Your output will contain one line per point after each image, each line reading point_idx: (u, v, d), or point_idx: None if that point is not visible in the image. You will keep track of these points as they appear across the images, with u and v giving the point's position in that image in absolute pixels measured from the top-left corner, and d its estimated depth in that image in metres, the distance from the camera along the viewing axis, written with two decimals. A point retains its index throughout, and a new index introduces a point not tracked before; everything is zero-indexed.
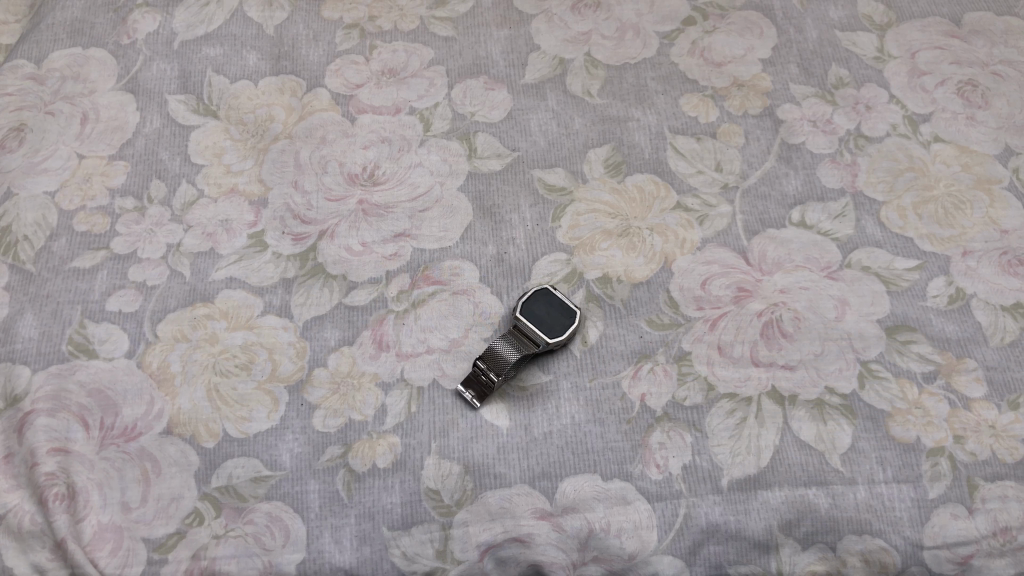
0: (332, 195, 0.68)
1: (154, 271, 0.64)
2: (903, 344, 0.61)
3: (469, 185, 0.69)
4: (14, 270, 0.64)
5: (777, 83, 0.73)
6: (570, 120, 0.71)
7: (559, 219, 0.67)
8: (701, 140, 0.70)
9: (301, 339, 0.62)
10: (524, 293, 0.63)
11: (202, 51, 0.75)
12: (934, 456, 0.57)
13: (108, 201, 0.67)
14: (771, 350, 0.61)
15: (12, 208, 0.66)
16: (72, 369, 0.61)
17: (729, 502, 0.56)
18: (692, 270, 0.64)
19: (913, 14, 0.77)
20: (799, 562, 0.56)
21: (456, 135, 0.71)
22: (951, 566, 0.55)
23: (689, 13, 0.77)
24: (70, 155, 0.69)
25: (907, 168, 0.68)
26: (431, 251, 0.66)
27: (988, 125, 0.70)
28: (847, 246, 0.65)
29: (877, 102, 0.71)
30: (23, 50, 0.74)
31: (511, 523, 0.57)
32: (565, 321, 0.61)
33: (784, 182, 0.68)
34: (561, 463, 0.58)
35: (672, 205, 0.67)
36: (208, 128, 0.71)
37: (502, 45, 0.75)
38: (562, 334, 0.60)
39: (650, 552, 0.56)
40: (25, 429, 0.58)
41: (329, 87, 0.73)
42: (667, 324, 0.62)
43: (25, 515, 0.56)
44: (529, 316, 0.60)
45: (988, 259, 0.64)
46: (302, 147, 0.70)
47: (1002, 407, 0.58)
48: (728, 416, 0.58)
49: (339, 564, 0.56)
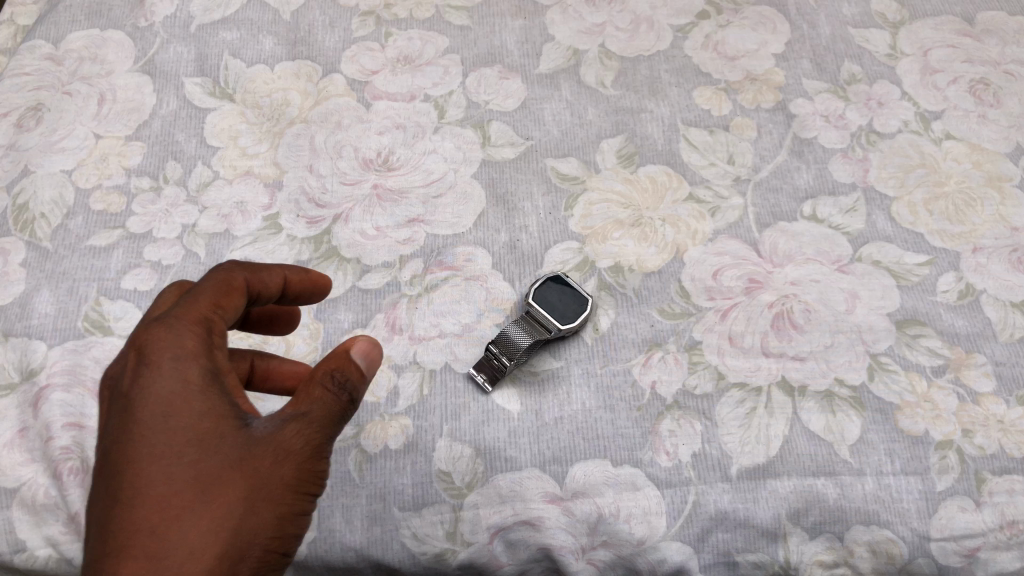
0: (347, 180, 0.68)
1: (170, 251, 0.65)
2: (912, 338, 0.61)
3: (482, 172, 0.69)
4: (30, 247, 0.64)
5: (790, 78, 0.73)
6: (584, 111, 0.72)
7: (573, 208, 0.67)
8: (714, 132, 0.70)
9: (314, 321, 0.62)
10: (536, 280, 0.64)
11: (219, 34, 0.75)
12: (942, 448, 0.57)
13: (124, 181, 0.67)
14: (781, 341, 0.61)
15: (29, 186, 0.67)
16: (87, 346, 0.61)
17: (737, 490, 0.57)
18: (704, 260, 0.65)
19: (926, 13, 0.77)
20: (807, 551, 0.56)
21: (470, 123, 0.71)
22: (957, 558, 0.56)
23: (703, 7, 0.77)
24: (87, 134, 0.69)
25: (919, 165, 0.69)
26: (444, 237, 0.66)
27: (999, 123, 0.70)
28: (858, 240, 0.65)
29: (889, 99, 0.72)
30: (41, 31, 0.75)
31: (521, 507, 0.57)
32: (577, 309, 0.61)
33: (796, 176, 0.68)
34: (572, 448, 0.58)
35: (685, 196, 0.67)
36: (224, 111, 0.71)
37: (517, 34, 0.76)
38: (573, 321, 0.61)
39: (658, 538, 0.56)
40: (40, 404, 0.59)
41: (345, 73, 0.73)
42: (678, 314, 0.63)
43: (39, 489, 0.57)
44: (540, 304, 0.61)
45: (998, 255, 0.64)
46: (318, 131, 0.70)
47: (1010, 402, 0.59)
48: (738, 405, 0.59)
49: (350, 544, 0.57)
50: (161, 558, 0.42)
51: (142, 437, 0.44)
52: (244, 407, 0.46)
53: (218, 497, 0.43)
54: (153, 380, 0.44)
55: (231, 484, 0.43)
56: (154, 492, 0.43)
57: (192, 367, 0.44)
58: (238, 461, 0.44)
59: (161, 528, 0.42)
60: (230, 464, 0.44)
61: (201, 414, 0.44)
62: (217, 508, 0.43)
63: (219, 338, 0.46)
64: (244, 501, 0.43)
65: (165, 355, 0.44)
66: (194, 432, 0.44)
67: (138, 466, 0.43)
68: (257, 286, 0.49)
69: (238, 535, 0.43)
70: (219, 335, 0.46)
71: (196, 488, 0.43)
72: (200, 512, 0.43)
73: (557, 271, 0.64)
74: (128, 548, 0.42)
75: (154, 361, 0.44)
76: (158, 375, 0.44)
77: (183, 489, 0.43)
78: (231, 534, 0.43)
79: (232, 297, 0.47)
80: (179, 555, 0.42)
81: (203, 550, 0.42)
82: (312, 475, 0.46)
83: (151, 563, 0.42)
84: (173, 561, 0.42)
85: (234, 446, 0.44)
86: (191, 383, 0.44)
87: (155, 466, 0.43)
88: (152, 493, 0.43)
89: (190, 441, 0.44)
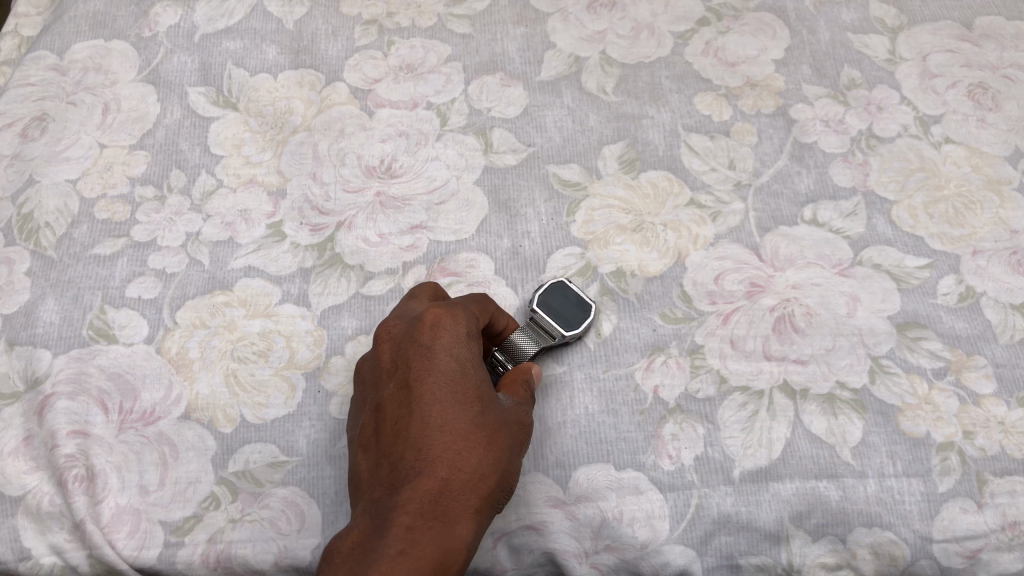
0: (350, 187, 0.68)
1: (174, 259, 0.65)
2: (913, 341, 0.61)
3: (484, 179, 0.69)
4: (35, 256, 0.65)
5: (790, 83, 0.74)
6: (585, 117, 0.72)
7: (574, 214, 0.68)
8: (715, 138, 0.71)
9: (318, 328, 0.63)
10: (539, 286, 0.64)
11: (222, 44, 0.76)
12: (944, 450, 0.58)
13: (128, 190, 0.68)
14: (783, 345, 0.61)
15: (35, 195, 0.67)
16: (93, 354, 0.61)
17: (740, 493, 0.57)
18: (705, 265, 0.65)
19: (924, 18, 0.77)
20: (809, 553, 0.56)
21: (472, 130, 0.72)
22: (959, 560, 0.56)
23: (702, 14, 0.78)
24: (92, 144, 0.70)
25: (918, 168, 0.69)
26: (447, 243, 0.66)
27: (998, 127, 0.71)
28: (858, 244, 0.66)
29: (888, 103, 0.72)
30: (46, 41, 0.75)
31: (526, 511, 0.57)
32: (580, 316, 0.61)
33: (796, 181, 0.69)
34: (575, 452, 0.59)
35: (686, 201, 0.68)
36: (228, 120, 0.72)
37: (519, 42, 0.76)
38: (577, 327, 0.61)
39: (662, 542, 0.56)
40: (46, 411, 0.59)
41: (348, 81, 0.74)
42: (680, 318, 0.63)
43: (44, 496, 0.58)
44: (543, 312, 0.61)
45: (998, 258, 0.65)
46: (321, 139, 0.71)
47: (1011, 403, 0.59)
48: (741, 409, 0.59)
49: None
50: (460, 483, 0.49)
51: (447, 385, 0.51)
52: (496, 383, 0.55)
53: (505, 442, 0.51)
54: (450, 347, 0.52)
55: (512, 434, 0.52)
56: (450, 432, 0.50)
57: (469, 342, 0.54)
58: (506, 419, 0.52)
59: (460, 461, 0.49)
60: (495, 418, 0.52)
61: (480, 375, 0.53)
62: (499, 451, 0.51)
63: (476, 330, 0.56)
64: (514, 450, 0.52)
65: (460, 326, 0.54)
66: (488, 392, 0.52)
67: (443, 412, 0.50)
68: (495, 319, 0.59)
69: (507, 475, 0.51)
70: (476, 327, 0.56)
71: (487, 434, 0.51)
72: (479, 451, 0.50)
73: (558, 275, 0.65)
74: (439, 471, 0.49)
75: (452, 328, 0.53)
76: (457, 343, 0.53)
77: (484, 433, 0.51)
78: (503, 474, 0.51)
79: (484, 312, 0.58)
80: (473, 484, 0.49)
81: (484, 480, 0.50)
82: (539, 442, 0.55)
83: (443, 486, 0.49)
84: (467, 487, 0.49)
85: (500, 408, 0.53)
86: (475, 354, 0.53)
87: (454, 410, 0.50)
88: (449, 434, 0.50)
89: (467, 392, 0.51)
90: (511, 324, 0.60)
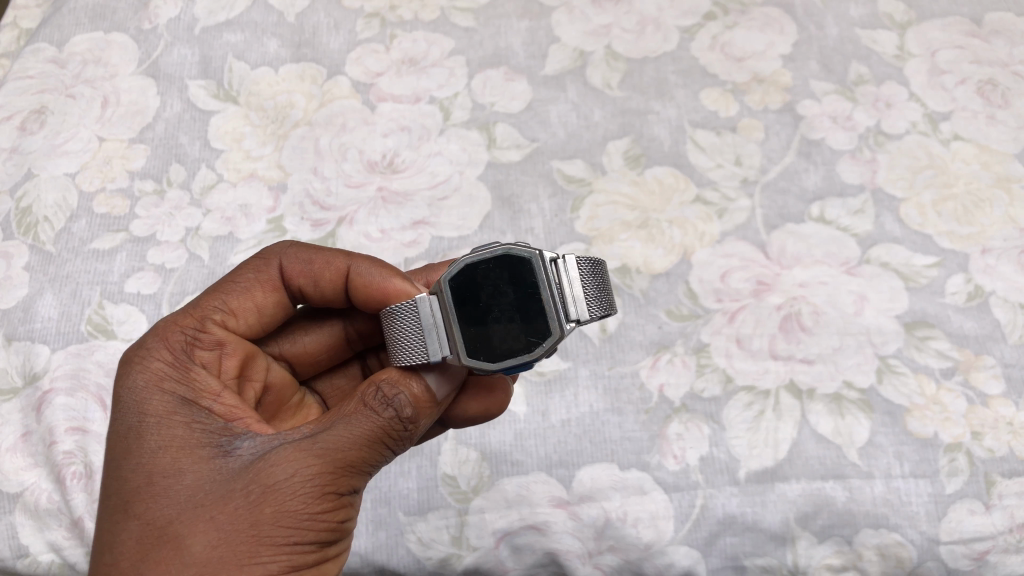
0: (352, 182, 0.68)
1: (174, 254, 0.65)
2: (921, 340, 0.61)
3: (488, 174, 0.69)
4: (33, 251, 0.64)
5: (797, 79, 0.73)
6: (590, 113, 0.72)
7: (578, 210, 0.67)
8: (721, 134, 0.70)
9: None
10: (473, 266, 0.45)
11: (223, 37, 0.74)
12: (952, 451, 0.57)
13: (127, 184, 0.67)
14: (790, 344, 0.61)
15: (33, 188, 0.67)
16: (91, 349, 0.61)
17: (745, 493, 0.56)
18: (712, 262, 0.64)
19: (933, 13, 0.76)
20: (815, 555, 0.55)
21: (475, 125, 0.71)
22: (967, 562, 0.55)
23: (709, 8, 0.76)
24: (90, 137, 0.69)
25: (927, 166, 0.68)
26: (450, 239, 0.66)
27: (1007, 125, 0.70)
28: (865, 242, 0.65)
29: (897, 99, 0.71)
30: (44, 34, 0.74)
31: (528, 511, 0.57)
32: (522, 341, 0.44)
33: (804, 178, 0.68)
34: (579, 452, 0.58)
35: (691, 197, 0.67)
36: (228, 114, 0.71)
37: (523, 36, 0.75)
38: (509, 350, 0.44)
39: (666, 543, 0.56)
40: (44, 407, 0.58)
41: (350, 75, 0.73)
42: (686, 316, 0.62)
43: (42, 493, 0.57)
44: (476, 293, 0.45)
45: (1007, 257, 0.64)
46: (322, 133, 0.70)
47: (1020, 404, 0.58)
48: (746, 409, 0.59)
49: (353, 551, 0.56)
50: None
51: (116, 474, 0.42)
52: (233, 429, 0.43)
53: (174, 559, 0.38)
54: (119, 415, 0.43)
55: (195, 543, 0.39)
56: (103, 561, 0.40)
57: (145, 403, 0.43)
58: (198, 510, 0.39)
59: None
60: (178, 514, 0.39)
61: (156, 448, 0.42)
62: None
63: (201, 351, 0.46)
64: (197, 568, 0.38)
65: (134, 382, 0.44)
66: (162, 475, 0.41)
67: (101, 528, 0.41)
68: (306, 294, 0.50)
69: None
70: (198, 347, 0.46)
71: (145, 552, 0.39)
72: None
73: (549, 255, 0.45)
74: None
75: (124, 396, 0.44)
76: (127, 410, 0.43)
77: (149, 547, 0.39)
78: None
79: (242, 309, 0.49)
80: None
81: None
82: (303, 524, 0.39)
83: None
84: None
85: (197, 493, 0.40)
86: (159, 419, 0.43)
87: (111, 523, 0.41)
88: (100, 567, 0.40)
89: (129, 490, 0.41)
90: (346, 264, 0.49)
